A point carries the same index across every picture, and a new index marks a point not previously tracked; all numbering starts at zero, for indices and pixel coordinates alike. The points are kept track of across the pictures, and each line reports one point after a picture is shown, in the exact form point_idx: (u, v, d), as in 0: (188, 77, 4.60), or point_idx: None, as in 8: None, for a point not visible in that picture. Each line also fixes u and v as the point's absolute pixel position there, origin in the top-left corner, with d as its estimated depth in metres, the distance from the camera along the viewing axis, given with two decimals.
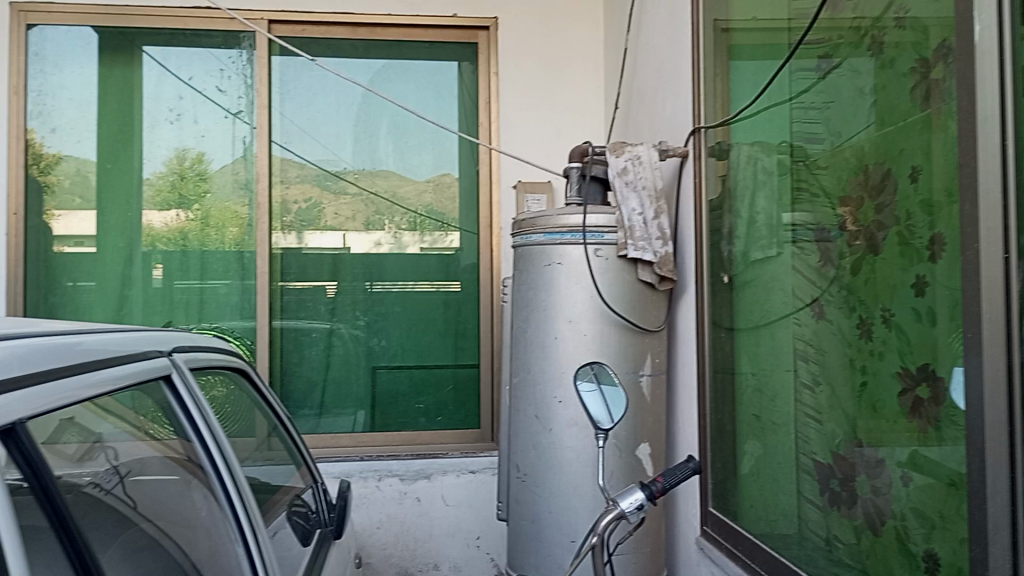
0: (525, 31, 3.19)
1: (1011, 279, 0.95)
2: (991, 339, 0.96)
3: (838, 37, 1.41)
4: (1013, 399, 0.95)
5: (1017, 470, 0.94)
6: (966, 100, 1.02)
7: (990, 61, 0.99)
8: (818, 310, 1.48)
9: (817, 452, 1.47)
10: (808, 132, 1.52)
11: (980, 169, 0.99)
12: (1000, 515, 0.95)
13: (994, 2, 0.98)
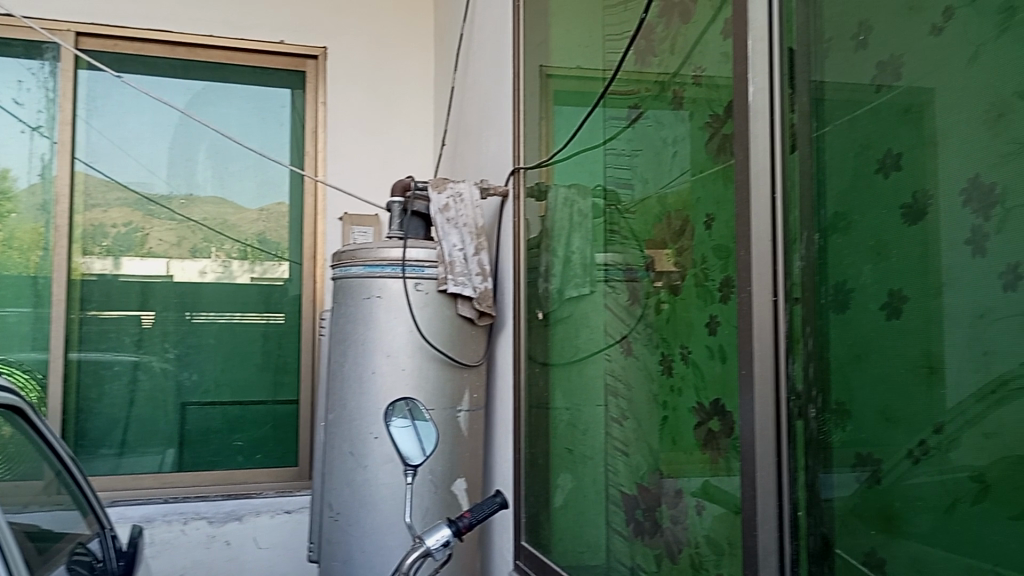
0: (356, 69, 3.40)
1: (779, 326, 1.19)
2: (762, 376, 1.20)
3: (645, 90, 1.55)
4: (779, 434, 1.19)
5: (782, 501, 1.18)
6: (742, 154, 1.24)
7: (761, 121, 1.22)
8: (627, 345, 1.61)
9: (624, 484, 1.60)
10: (618, 178, 1.65)
11: (752, 221, 1.22)
12: (769, 541, 1.17)
13: (765, 69, 1.21)
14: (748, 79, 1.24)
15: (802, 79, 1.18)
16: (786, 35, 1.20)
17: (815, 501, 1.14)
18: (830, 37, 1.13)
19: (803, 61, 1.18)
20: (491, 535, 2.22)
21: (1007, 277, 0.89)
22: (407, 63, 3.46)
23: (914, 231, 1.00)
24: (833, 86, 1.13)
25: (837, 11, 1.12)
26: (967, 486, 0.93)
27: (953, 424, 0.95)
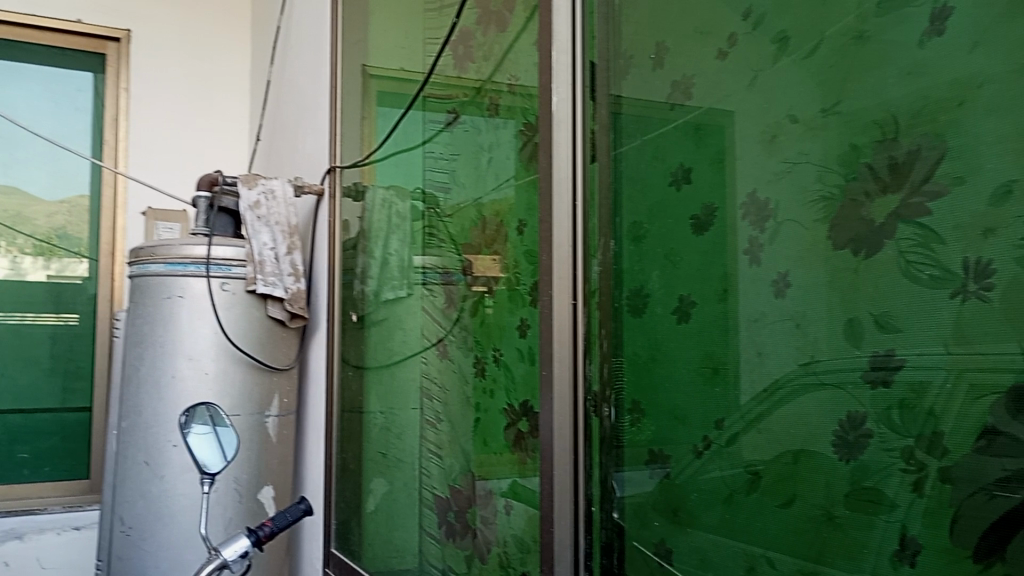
0: (165, 55, 3.22)
1: (577, 325, 1.25)
2: (561, 377, 1.25)
3: (463, 95, 1.56)
4: (577, 432, 1.24)
5: (577, 497, 1.24)
6: (546, 163, 1.29)
7: (564, 132, 1.27)
8: (442, 348, 1.62)
9: (437, 487, 1.61)
10: (438, 181, 1.64)
11: (554, 227, 1.28)
12: (565, 536, 1.23)
13: (568, 80, 1.27)
14: (554, 89, 1.29)
15: (602, 92, 1.24)
16: (587, 49, 1.26)
17: (608, 497, 1.20)
18: (628, 55, 1.20)
19: (603, 76, 1.24)
20: (301, 543, 2.16)
21: (778, 284, 0.97)
22: (221, 53, 3.31)
23: (702, 241, 1.08)
24: (630, 101, 1.19)
25: (636, 30, 1.18)
26: (743, 478, 1.01)
27: (732, 421, 1.03)
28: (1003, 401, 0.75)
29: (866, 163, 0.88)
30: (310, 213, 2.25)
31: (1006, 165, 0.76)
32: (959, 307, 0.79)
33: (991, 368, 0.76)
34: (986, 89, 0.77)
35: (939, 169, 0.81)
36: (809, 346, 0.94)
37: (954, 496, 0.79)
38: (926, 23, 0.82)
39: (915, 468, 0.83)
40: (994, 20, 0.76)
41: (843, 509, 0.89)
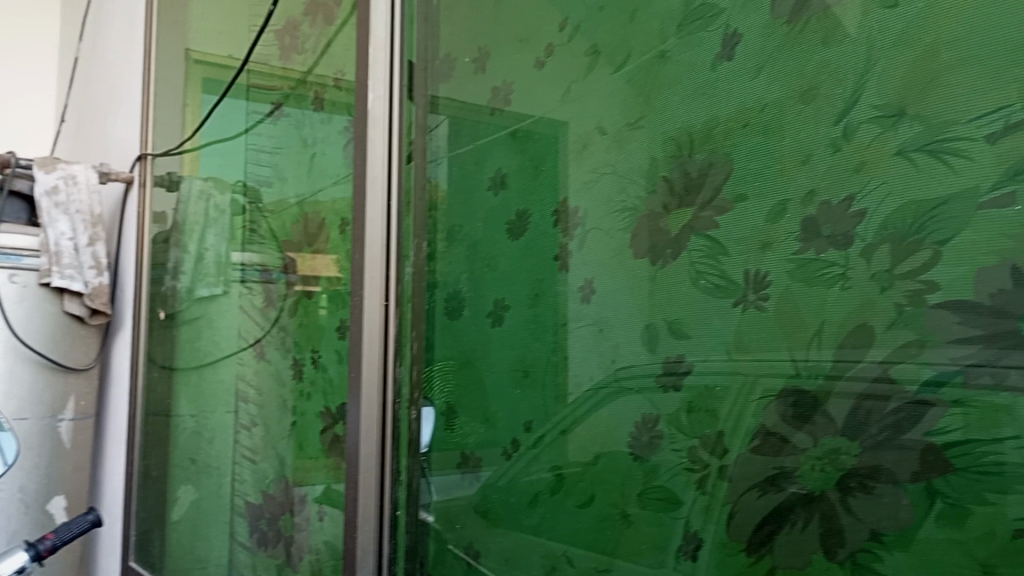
0: None
1: (388, 324, 1.24)
2: (370, 378, 1.23)
3: (288, 87, 1.50)
4: (384, 435, 1.23)
5: (382, 501, 1.23)
6: (360, 158, 1.27)
7: (379, 129, 1.26)
8: (259, 349, 1.56)
9: (249, 493, 1.55)
10: (259, 176, 1.58)
11: (367, 223, 1.25)
12: (369, 542, 1.22)
13: (384, 78, 1.27)
14: (370, 84, 1.27)
15: (420, 93, 1.25)
16: (405, 49, 1.27)
17: (415, 501, 1.20)
18: (444, 58, 1.23)
19: (422, 76, 1.25)
20: (94, 557, 2.03)
21: (584, 290, 1.00)
22: (22, 39, 3.37)
23: (515, 245, 1.10)
24: (447, 102, 1.22)
25: (455, 34, 1.22)
26: (547, 479, 1.04)
27: (539, 423, 1.05)
28: (775, 404, 0.81)
29: (665, 177, 0.93)
30: (116, 202, 2.18)
31: (783, 186, 0.82)
32: (740, 315, 0.85)
33: (767, 373, 0.82)
34: (767, 113, 0.83)
35: (726, 185, 0.87)
36: (609, 351, 0.97)
37: (731, 493, 0.84)
38: (718, 48, 0.88)
39: (698, 467, 0.88)
40: (774, 50, 0.83)
41: (636, 508, 0.93)
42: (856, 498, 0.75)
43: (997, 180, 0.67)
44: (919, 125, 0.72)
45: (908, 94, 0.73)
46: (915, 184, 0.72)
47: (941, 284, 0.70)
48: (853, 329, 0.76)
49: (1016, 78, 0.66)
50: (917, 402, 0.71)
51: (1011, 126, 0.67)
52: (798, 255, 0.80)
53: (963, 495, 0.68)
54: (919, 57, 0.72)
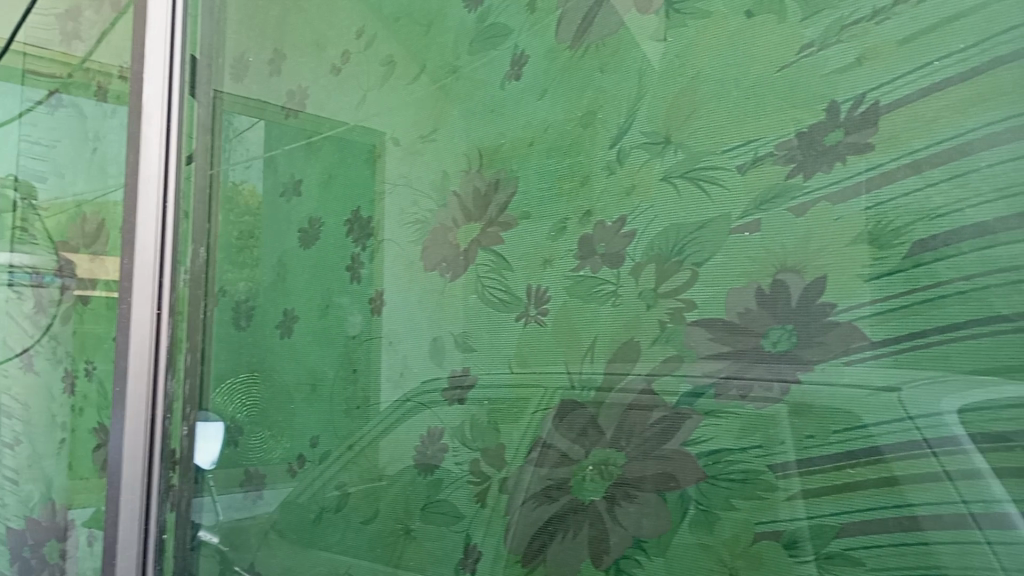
0: None
1: (159, 334, 1.16)
2: (137, 393, 1.15)
3: (68, 75, 1.40)
4: (152, 453, 1.14)
5: (147, 525, 1.14)
6: (133, 156, 1.19)
7: (156, 125, 1.18)
8: (25, 360, 1.42)
9: (11, 519, 1.44)
10: (35, 170, 1.45)
11: (137, 225, 1.17)
12: (131, 570, 1.13)
13: (163, 73, 1.18)
14: (146, 79, 1.18)
15: (204, 90, 1.21)
16: (189, 42, 1.20)
17: (186, 521, 1.14)
18: (232, 57, 1.22)
19: (205, 72, 1.21)
20: None
21: (374, 302, 0.99)
22: None
23: (308, 254, 1.07)
24: (231, 98, 1.20)
25: (242, 33, 1.22)
26: (332, 496, 1.01)
27: (325, 439, 1.02)
28: (550, 416, 0.83)
29: (455, 192, 0.93)
30: None
31: (563, 204, 0.85)
32: (521, 330, 0.86)
33: (543, 385, 0.84)
34: (550, 134, 0.86)
35: (512, 202, 0.89)
36: (397, 364, 0.96)
37: (508, 506, 0.85)
38: (507, 67, 0.90)
39: (479, 480, 0.88)
40: (558, 73, 0.86)
41: (418, 523, 0.93)
42: (621, 508, 0.78)
43: (746, 208, 0.73)
44: (682, 153, 0.77)
45: (673, 124, 0.78)
46: (679, 208, 0.77)
47: (697, 303, 0.75)
48: (621, 345, 0.79)
49: (762, 115, 0.72)
50: (676, 413, 0.75)
51: (758, 159, 0.72)
52: (575, 273, 0.83)
53: (712, 501, 0.72)
54: (683, 90, 0.77)
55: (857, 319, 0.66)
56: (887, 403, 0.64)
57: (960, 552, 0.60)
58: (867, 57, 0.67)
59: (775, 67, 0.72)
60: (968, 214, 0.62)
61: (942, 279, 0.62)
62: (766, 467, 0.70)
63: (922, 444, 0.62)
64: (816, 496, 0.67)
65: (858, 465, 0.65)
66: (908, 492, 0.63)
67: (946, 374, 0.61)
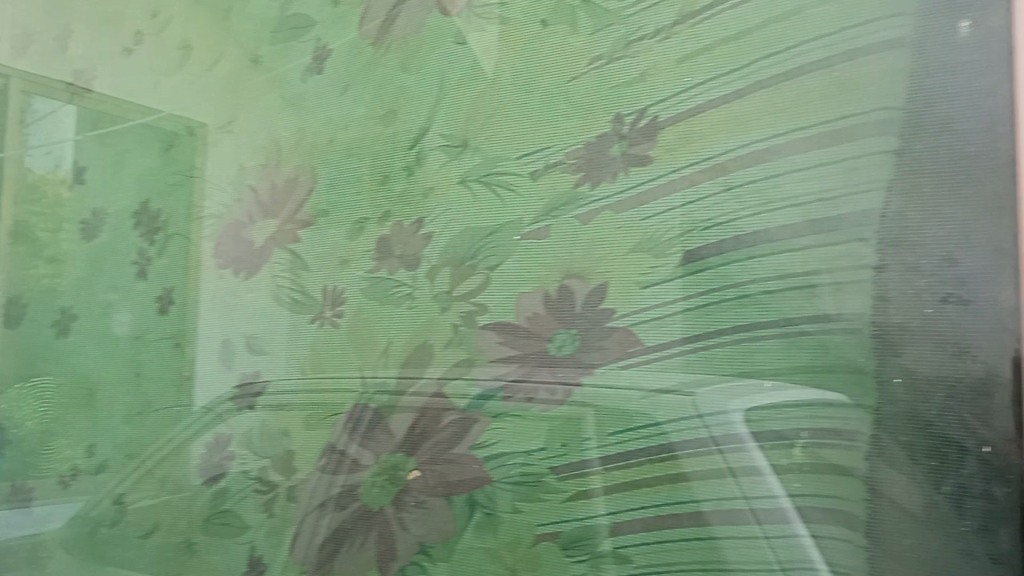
0: None
1: None
2: None
3: None
4: None
5: None
6: None
7: None
8: None
9: None
10: None
11: None
12: None
13: None
14: None
15: None
16: None
17: None
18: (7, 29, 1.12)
19: None
20: None
21: (162, 301, 0.93)
22: None
23: (92, 248, 1.00)
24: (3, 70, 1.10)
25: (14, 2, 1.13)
26: (109, 509, 0.94)
27: (105, 447, 0.95)
28: (341, 420, 0.80)
29: (251, 186, 0.89)
30: None
31: (361, 204, 0.83)
32: (316, 332, 0.83)
33: (337, 390, 0.81)
34: (350, 131, 0.84)
35: (309, 201, 0.86)
36: (185, 366, 0.91)
37: (295, 514, 0.82)
38: (309, 60, 0.87)
39: (266, 488, 0.84)
40: (360, 69, 0.84)
41: (201, 536, 0.87)
42: (409, 514, 0.76)
43: (537, 214, 0.74)
44: (479, 157, 0.77)
45: (471, 127, 0.78)
46: (474, 212, 0.77)
47: (490, 307, 0.75)
48: (414, 349, 0.78)
49: (555, 123, 0.74)
50: (464, 417, 0.75)
51: (550, 166, 0.74)
52: (371, 274, 0.81)
53: (496, 504, 0.73)
54: (481, 94, 0.77)
55: (670, 314, 0.67)
56: (657, 404, 0.67)
57: (743, 546, 0.63)
58: (649, 74, 0.70)
59: (567, 77, 0.74)
60: (742, 224, 0.65)
61: (734, 280, 0.65)
62: (566, 465, 0.70)
63: (710, 442, 0.65)
64: (615, 492, 0.68)
65: (637, 464, 0.68)
66: (695, 488, 0.65)
67: (712, 378, 0.65)
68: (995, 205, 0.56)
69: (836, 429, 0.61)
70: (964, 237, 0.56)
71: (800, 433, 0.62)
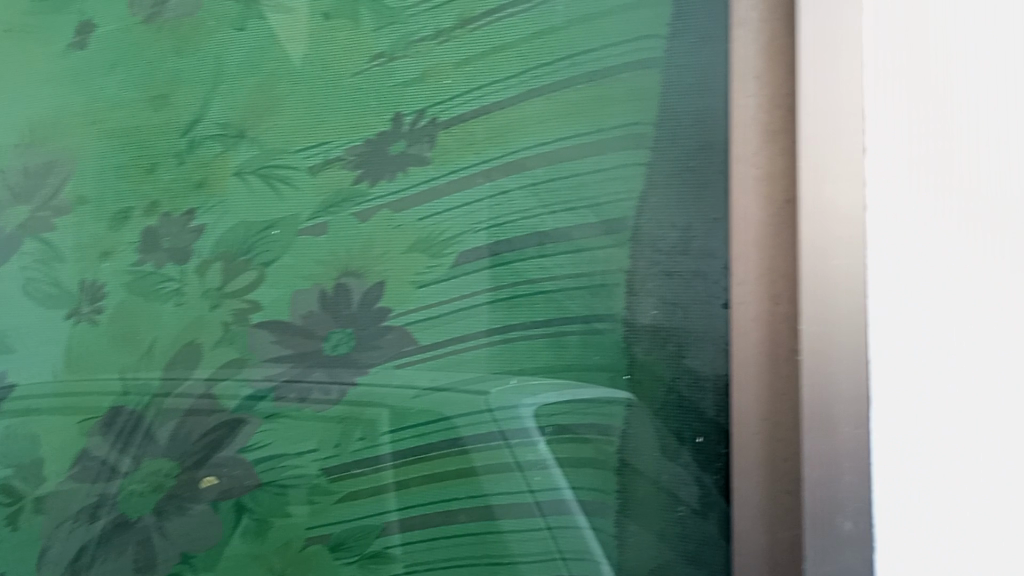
0: None
1: None
2: None
3: None
4: None
5: None
6: None
7: None
8: None
9: None
10: None
11: None
12: None
13: None
14: None
15: None
16: None
17: None
18: None
19: None
20: None
21: None
22: None
23: None
24: None
25: None
26: None
27: None
28: (98, 424, 0.76)
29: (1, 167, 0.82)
30: None
31: (127, 192, 0.77)
32: (71, 328, 0.77)
33: (95, 391, 0.76)
34: (116, 113, 0.79)
35: (67, 186, 0.79)
36: None
37: (48, 525, 0.79)
38: (70, 34, 0.81)
39: (15, 498, 0.80)
40: (128, 47, 0.78)
41: None
42: (172, 521, 0.75)
43: (315, 211, 0.72)
44: (255, 148, 0.74)
45: (248, 118, 0.75)
46: (249, 206, 0.74)
47: (263, 304, 0.73)
48: (181, 348, 0.74)
49: (334, 119, 0.72)
50: (231, 420, 0.73)
51: (328, 161, 0.72)
52: (136, 267, 0.76)
53: (268, 510, 0.73)
54: (259, 84, 0.75)
55: (475, 305, 0.67)
56: (427, 403, 0.69)
57: (523, 537, 0.67)
58: (429, 75, 0.70)
59: (348, 72, 0.72)
60: (517, 227, 0.66)
61: (526, 278, 0.66)
62: (357, 462, 0.71)
63: (497, 435, 0.67)
64: (408, 487, 0.70)
65: (405, 464, 0.70)
66: (484, 482, 0.68)
67: (483, 375, 0.67)
68: (714, 215, 0.57)
69: (594, 422, 0.64)
70: (696, 243, 0.58)
71: (544, 430, 0.66)
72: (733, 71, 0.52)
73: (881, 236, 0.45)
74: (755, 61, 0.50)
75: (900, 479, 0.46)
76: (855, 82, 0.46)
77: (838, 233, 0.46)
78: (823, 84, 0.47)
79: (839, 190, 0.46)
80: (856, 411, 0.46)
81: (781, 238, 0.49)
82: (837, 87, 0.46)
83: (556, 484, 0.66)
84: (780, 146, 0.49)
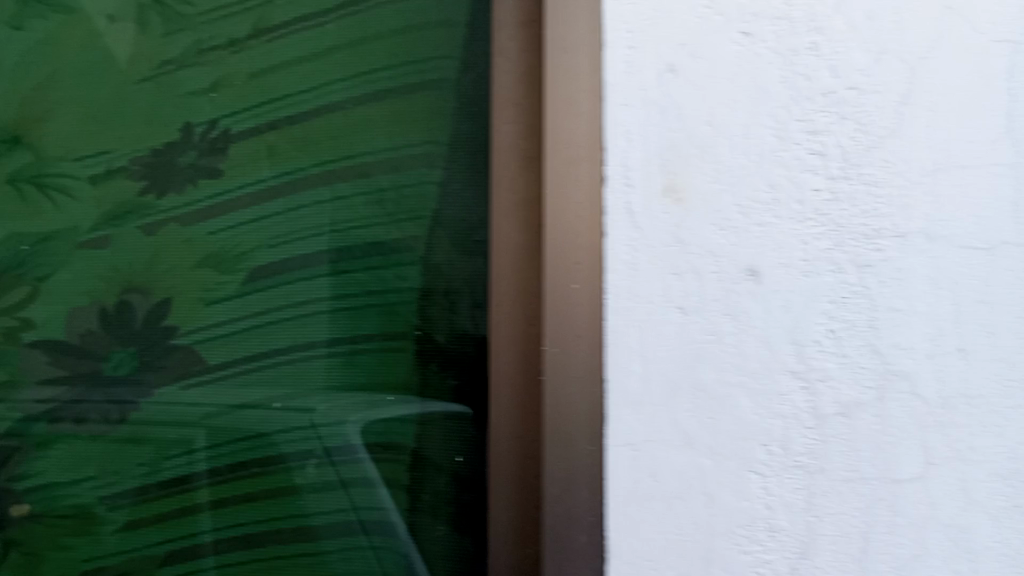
0: None
1: None
2: None
3: None
4: None
5: None
6: None
7: None
8: None
9: None
10: None
11: None
12: None
13: None
14: None
15: None
16: None
17: None
18: None
19: None
20: None
21: None
22: None
23: None
24: None
25: None
26: None
27: None
28: None
29: None
30: None
31: None
32: None
33: None
34: None
35: None
36: None
37: None
38: None
39: None
40: None
41: None
42: None
43: (95, 223, 0.68)
44: (30, 155, 0.69)
45: (23, 123, 0.70)
46: (21, 217, 0.69)
47: (37, 323, 0.68)
48: None
49: (119, 127, 0.69)
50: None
51: (111, 172, 0.69)
52: None
53: (34, 542, 0.68)
54: (35, 86, 0.70)
55: (317, 313, 0.64)
56: (236, 420, 0.66)
57: (346, 558, 0.64)
58: (220, 85, 0.68)
59: (134, 78, 0.69)
60: (312, 242, 0.65)
61: (371, 288, 0.64)
62: (168, 481, 0.67)
63: (323, 452, 0.64)
64: (223, 506, 0.66)
65: (214, 485, 0.66)
66: (307, 502, 0.65)
67: (306, 391, 0.65)
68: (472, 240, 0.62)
69: (391, 444, 0.63)
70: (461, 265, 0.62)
71: (362, 447, 0.63)
72: (496, 96, 0.55)
73: (615, 258, 0.50)
74: (515, 87, 0.54)
75: (871, 445, 0.49)
76: (781, 92, 0.50)
77: (578, 256, 0.51)
78: (740, 88, 0.50)
79: (578, 218, 0.51)
80: (590, 428, 0.50)
81: (530, 260, 0.53)
82: (762, 93, 0.50)
83: (381, 502, 0.63)
84: (531, 175, 0.53)
